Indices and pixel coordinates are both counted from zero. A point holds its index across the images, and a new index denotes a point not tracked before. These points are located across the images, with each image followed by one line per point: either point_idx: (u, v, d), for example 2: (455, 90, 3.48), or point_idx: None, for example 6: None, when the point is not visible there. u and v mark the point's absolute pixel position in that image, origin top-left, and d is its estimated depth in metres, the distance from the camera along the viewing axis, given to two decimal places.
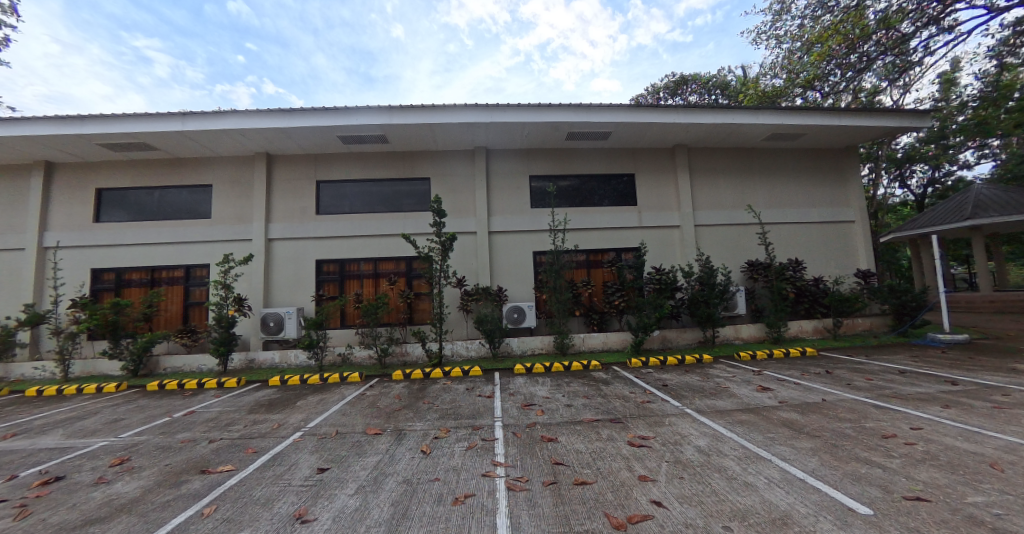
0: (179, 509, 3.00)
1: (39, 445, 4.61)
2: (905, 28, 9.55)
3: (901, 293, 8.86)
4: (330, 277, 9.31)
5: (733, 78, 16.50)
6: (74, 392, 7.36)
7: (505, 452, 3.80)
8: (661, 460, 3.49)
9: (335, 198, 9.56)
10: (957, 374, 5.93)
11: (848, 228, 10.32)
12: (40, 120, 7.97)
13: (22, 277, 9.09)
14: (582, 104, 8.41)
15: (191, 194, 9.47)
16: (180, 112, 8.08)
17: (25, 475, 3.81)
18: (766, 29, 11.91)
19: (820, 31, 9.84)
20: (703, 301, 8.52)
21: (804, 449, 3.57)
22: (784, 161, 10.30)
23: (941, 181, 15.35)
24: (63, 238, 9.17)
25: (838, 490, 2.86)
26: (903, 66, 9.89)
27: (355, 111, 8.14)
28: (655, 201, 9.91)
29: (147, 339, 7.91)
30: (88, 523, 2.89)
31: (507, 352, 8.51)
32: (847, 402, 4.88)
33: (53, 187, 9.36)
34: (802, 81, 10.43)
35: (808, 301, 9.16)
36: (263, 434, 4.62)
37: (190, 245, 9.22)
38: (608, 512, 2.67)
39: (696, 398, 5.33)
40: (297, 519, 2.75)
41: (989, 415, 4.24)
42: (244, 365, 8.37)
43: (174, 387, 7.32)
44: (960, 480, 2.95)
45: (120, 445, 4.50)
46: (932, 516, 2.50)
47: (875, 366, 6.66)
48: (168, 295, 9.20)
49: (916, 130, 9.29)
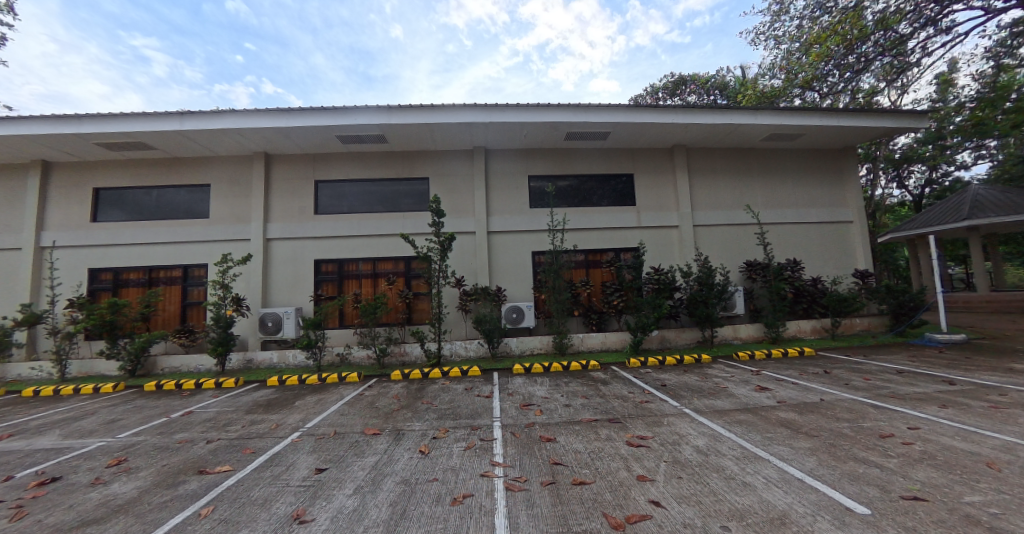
0: (177, 510, 2.99)
1: (36, 446, 4.60)
2: (903, 29, 9.58)
3: (898, 293, 8.90)
4: (329, 277, 9.29)
5: (732, 78, 16.55)
6: (71, 392, 7.34)
7: (504, 452, 3.80)
8: (660, 460, 3.50)
9: (335, 198, 9.55)
10: (955, 373, 5.95)
11: (847, 228, 10.34)
12: (38, 119, 7.95)
13: (18, 277, 9.06)
14: (582, 104, 8.40)
15: (188, 194, 9.44)
16: (178, 111, 8.05)
17: (23, 475, 3.80)
18: (765, 29, 11.92)
19: (818, 32, 9.85)
20: (702, 301, 8.53)
21: (803, 449, 3.57)
22: (782, 161, 10.32)
23: (939, 181, 15.40)
24: (60, 238, 9.14)
25: (837, 489, 2.86)
26: (902, 67, 9.90)
27: (354, 110, 8.12)
28: (654, 201, 9.92)
29: (145, 340, 7.89)
30: (85, 524, 2.87)
31: (506, 352, 8.50)
32: (845, 401, 4.90)
33: (50, 187, 9.33)
34: (801, 81, 10.45)
35: (806, 301, 9.19)
36: (261, 434, 4.62)
37: (188, 245, 9.19)
38: (607, 512, 2.67)
39: (694, 398, 5.34)
40: (296, 519, 2.75)
41: (987, 415, 4.25)
42: (242, 366, 8.35)
43: (172, 388, 7.30)
44: (958, 480, 2.95)
45: (118, 445, 4.49)
46: (929, 515, 2.50)
47: (873, 366, 6.66)
48: (167, 295, 9.18)
49: (914, 131, 9.31)
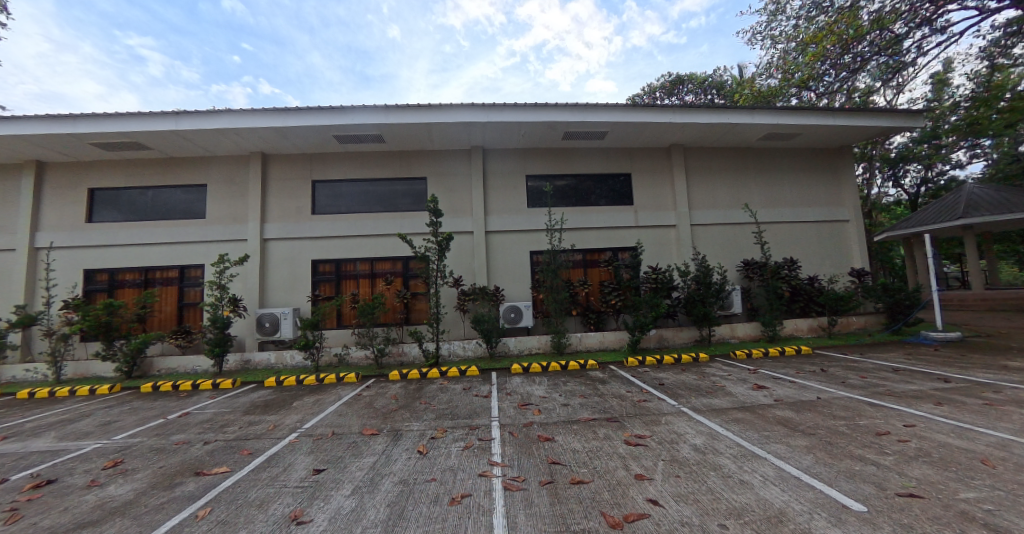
0: (174, 511, 2.98)
1: (30, 449, 4.56)
2: (898, 29, 9.64)
3: (894, 292, 8.93)
4: (326, 277, 9.27)
5: (729, 77, 16.57)
6: (67, 394, 7.30)
7: (501, 452, 3.79)
8: (658, 459, 3.49)
9: (332, 198, 9.53)
10: (951, 371, 5.98)
11: (843, 227, 10.38)
12: (32, 119, 7.89)
13: (13, 278, 9.00)
14: (579, 104, 8.41)
15: (185, 194, 9.40)
16: (174, 111, 8.01)
17: (16, 479, 3.77)
18: (762, 28, 11.92)
19: (815, 32, 9.90)
20: (700, 300, 8.55)
21: (800, 447, 3.58)
22: (779, 160, 10.36)
23: (934, 180, 15.52)
24: (55, 238, 9.09)
25: (833, 487, 2.88)
26: (897, 67, 9.93)
27: (352, 110, 8.10)
28: (651, 201, 9.94)
29: (141, 341, 7.85)
30: (81, 526, 2.86)
31: (504, 352, 8.48)
32: (842, 400, 4.91)
33: (44, 187, 9.26)
34: (797, 81, 10.47)
35: (802, 300, 9.26)
36: (259, 435, 4.60)
37: (184, 246, 9.16)
38: (604, 511, 2.68)
39: (692, 396, 5.35)
40: (293, 520, 2.74)
41: (981, 412, 4.27)
42: (239, 366, 8.29)
43: (169, 389, 7.26)
44: (953, 477, 2.97)
45: (113, 447, 4.45)
46: (925, 512, 2.52)
47: (870, 364, 6.68)
48: (163, 296, 9.13)
49: (910, 130, 9.35)
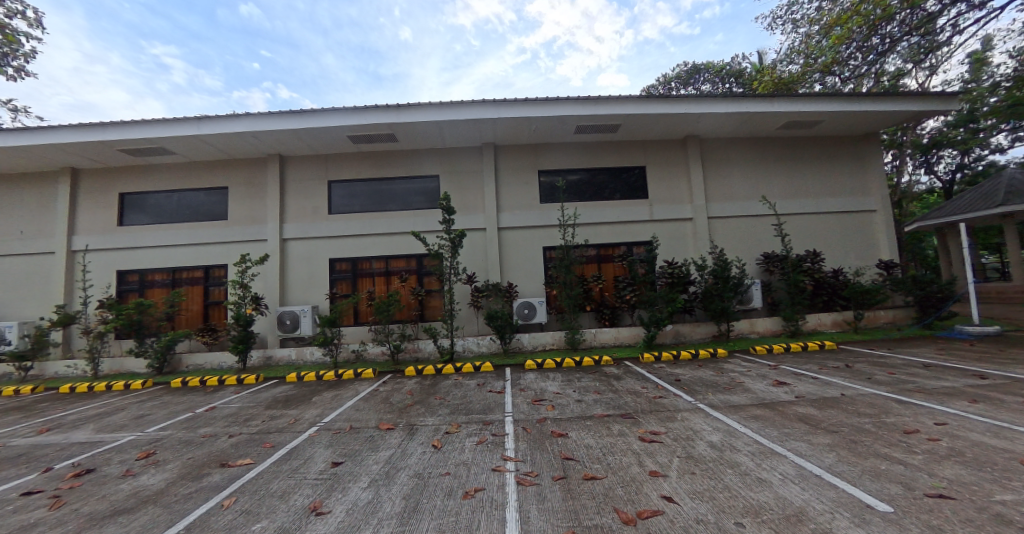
0: (201, 500, 3.11)
1: (71, 440, 4.82)
2: (931, 8, 9.14)
3: (925, 283, 8.48)
4: (343, 276, 9.46)
5: (748, 64, 16.03)
6: (103, 388, 7.68)
7: (515, 447, 3.81)
8: (673, 456, 3.45)
9: (347, 197, 9.69)
10: (988, 368, 5.67)
11: (869, 217, 9.98)
12: (66, 128, 8.28)
13: (53, 279, 9.51)
14: (591, 97, 8.30)
15: (207, 197, 9.72)
16: (195, 116, 8.27)
17: (59, 468, 4.00)
18: (783, 13, 11.52)
19: (839, 14, 9.48)
20: (717, 295, 8.35)
21: (821, 445, 3.48)
22: (800, 148, 10.01)
23: (971, 166, 14.71)
24: (90, 241, 9.54)
25: (856, 486, 2.79)
26: (930, 47, 9.40)
27: (365, 110, 8.21)
28: (666, 194, 9.76)
29: (170, 338, 8.18)
30: (117, 513, 3.01)
31: (518, 348, 8.51)
32: (869, 396, 4.74)
33: (79, 192, 9.72)
34: (821, 66, 10.07)
35: (826, 293, 8.98)
36: (280, 429, 4.75)
37: (208, 246, 9.49)
38: (617, 507, 2.66)
39: (709, 392, 5.27)
40: (312, 511, 2.82)
41: (1021, 410, 4.05)
42: (262, 362, 8.55)
43: (197, 384, 7.56)
44: (988, 478, 2.83)
45: (145, 440, 4.66)
46: (957, 514, 2.42)
47: (899, 360, 6.42)
48: (189, 295, 9.49)
49: (942, 114, 8.88)
